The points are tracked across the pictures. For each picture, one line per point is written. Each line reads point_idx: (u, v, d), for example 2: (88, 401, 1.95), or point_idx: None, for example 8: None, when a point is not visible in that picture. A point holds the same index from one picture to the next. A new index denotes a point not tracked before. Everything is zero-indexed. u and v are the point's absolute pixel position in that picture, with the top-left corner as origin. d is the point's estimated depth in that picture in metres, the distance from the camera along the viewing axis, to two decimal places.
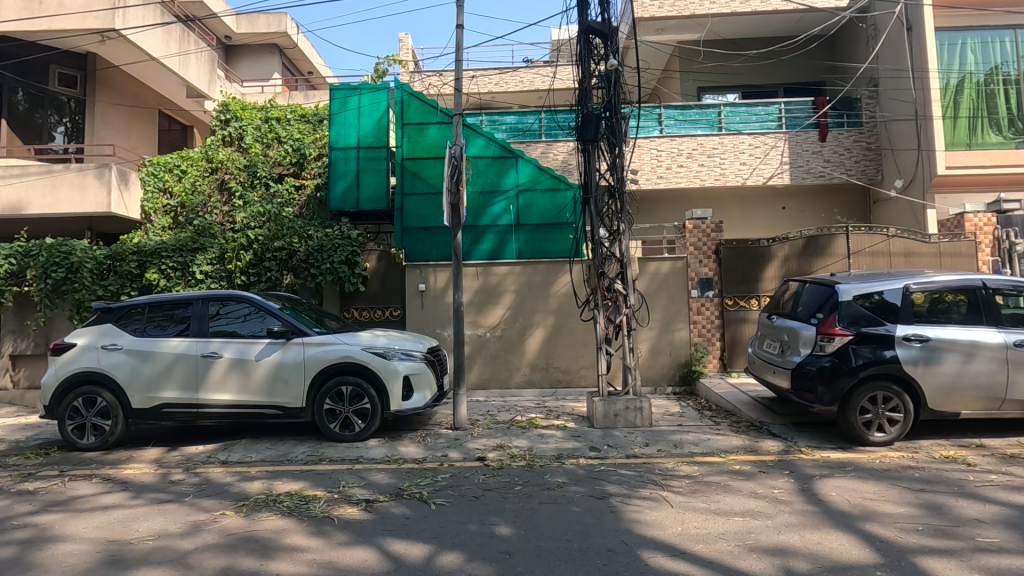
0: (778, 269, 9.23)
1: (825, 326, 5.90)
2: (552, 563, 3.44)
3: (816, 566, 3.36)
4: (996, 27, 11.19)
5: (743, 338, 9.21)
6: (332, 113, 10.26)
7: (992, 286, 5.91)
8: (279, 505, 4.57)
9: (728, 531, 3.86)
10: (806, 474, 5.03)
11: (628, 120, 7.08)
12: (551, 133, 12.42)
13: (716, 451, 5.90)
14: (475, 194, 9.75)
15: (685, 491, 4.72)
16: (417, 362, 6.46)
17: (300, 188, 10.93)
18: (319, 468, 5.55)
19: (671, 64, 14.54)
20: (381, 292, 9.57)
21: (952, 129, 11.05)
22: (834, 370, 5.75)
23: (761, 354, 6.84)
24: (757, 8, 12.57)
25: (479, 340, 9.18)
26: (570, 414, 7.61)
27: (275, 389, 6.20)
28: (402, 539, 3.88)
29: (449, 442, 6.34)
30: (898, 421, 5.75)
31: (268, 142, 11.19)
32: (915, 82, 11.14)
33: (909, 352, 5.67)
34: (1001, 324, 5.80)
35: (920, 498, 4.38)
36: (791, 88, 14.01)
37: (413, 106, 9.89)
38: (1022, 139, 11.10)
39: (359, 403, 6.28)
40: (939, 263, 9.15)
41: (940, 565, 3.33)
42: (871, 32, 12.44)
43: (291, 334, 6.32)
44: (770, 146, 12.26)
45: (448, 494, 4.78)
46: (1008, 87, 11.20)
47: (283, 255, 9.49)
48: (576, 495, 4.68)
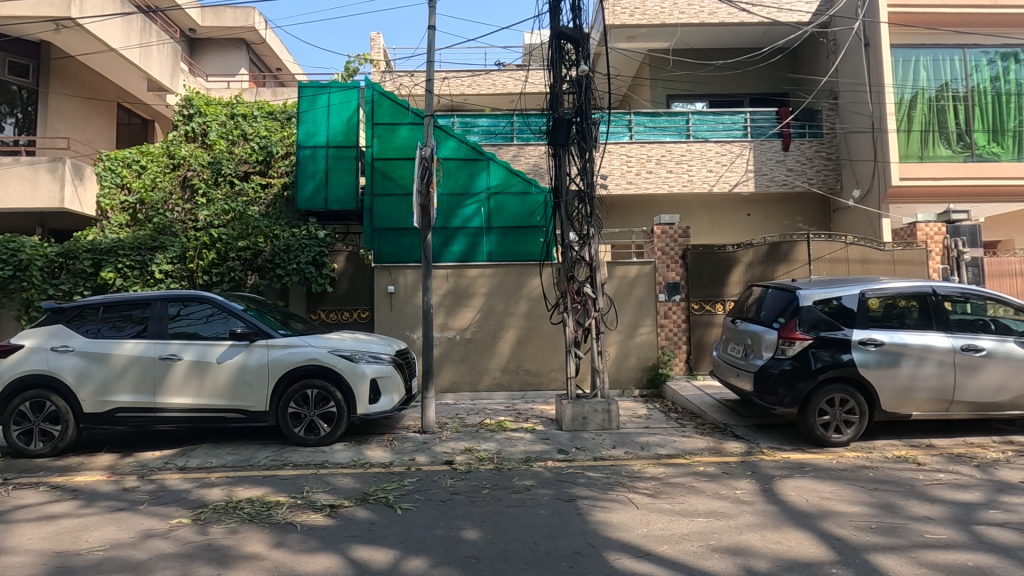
0: (742, 274, 9.47)
1: (786, 330, 6.07)
2: (518, 566, 3.44)
3: (775, 565, 3.44)
4: (947, 45, 11.71)
5: (709, 341, 9.42)
6: (300, 111, 10.08)
7: (942, 293, 6.17)
8: (240, 512, 4.44)
9: (692, 532, 3.93)
10: (768, 474, 5.17)
11: (598, 126, 7.18)
12: (522, 136, 12.50)
13: (682, 452, 6.01)
14: (446, 196, 9.71)
15: (651, 492, 4.78)
16: (385, 364, 6.38)
17: (266, 187, 10.70)
18: (282, 474, 5.43)
19: (641, 71, 14.77)
20: (349, 293, 9.43)
21: (906, 141, 11.52)
22: (794, 373, 5.92)
23: (725, 357, 7.00)
24: (724, 19, 12.91)
25: (448, 343, 9.13)
26: (538, 417, 7.61)
27: (237, 392, 6.03)
28: (367, 545, 3.81)
29: (416, 446, 6.27)
30: (854, 422, 5.96)
31: (234, 138, 10.96)
32: (872, 96, 11.60)
33: (866, 356, 5.88)
34: (950, 329, 6.06)
35: (874, 497, 4.54)
36: (757, 98, 14.41)
37: (383, 106, 9.77)
38: (969, 153, 11.67)
39: (325, 406, 6.17)
40: (893, 270, 9.52)
41: (892, 562, 3.44)
42: (832, 47, 12.89)
43: (255, 336, 6.16)
44: (735, 154, 12.57)
45: (414, 498, 4.73)
46: (957, 104, 11.73)
47: (247, 255, 9.24)
48: (543, 498, 4.70)
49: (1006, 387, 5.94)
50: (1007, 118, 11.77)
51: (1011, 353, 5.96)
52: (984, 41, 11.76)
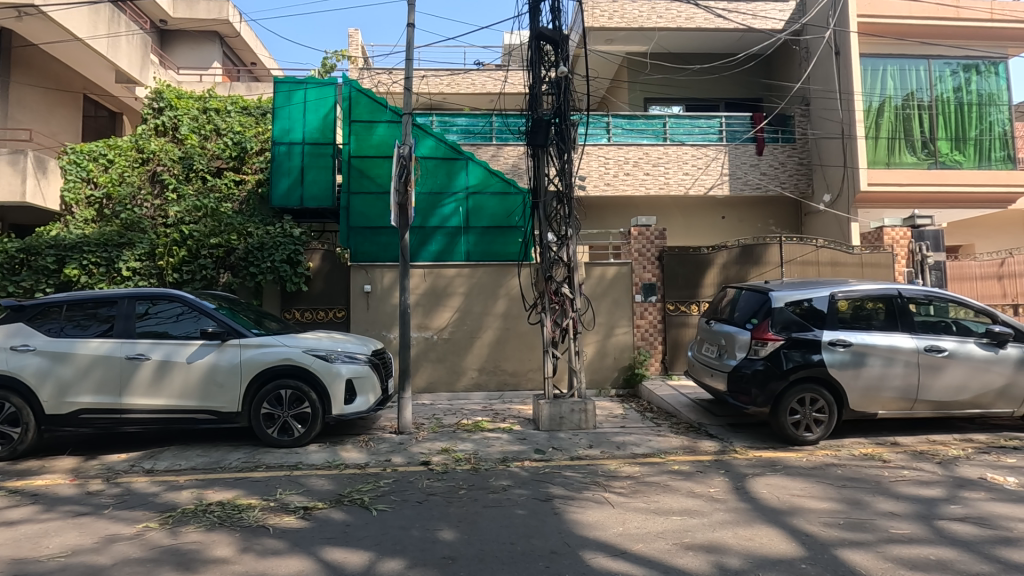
0: (716, 276, 9.62)
1: (759, 331, 6.19)
2: (494, 567, 3.43)
3: (747, 561, 3.50)
4: (914, 56, 12.08)
5: (684, 341, 9.55)
6: (276, 107, 9.92)
7: (907, 295, 6.37)
8: (209, 515, 4.34)
9: (666, 530, 3.97)
10: (740, 473, 5.26)
11: (577, 127, 7.22)
12: (501, 136, 12.50)
13: (657, 452, 6.08)
14: (423, 195, 9.66)
15: (626, 491, 4.82)
16: (361, 364, 6.31)
17: (240, 183, 10.49)
18: (254, 475, 5.32)
19: (619, 74, 14.90)
20: (324, 292, 9.26)
21: (874, 148, 11.86)
22: (767, 373, 6.03)
23: (700, 358, 7.11)
24: (701, 24, 13.13)
25: (425, 342, 9.07)
26: (516, 417, 7.62)
27: (208, 392, 5.90)
28: (341, 547, 3.76)
29: (393, 446, 6.22)
30: (824, 421, 6.11)
31: (206, 133, 10.72)
32: (842, 103, 11.92)
33: (835, 356, 6.03)
34: (914, 330, 6.25)
35: (842, 494, 4.66)
36: (732, 103, 14.68)
37: (361, 103, 9.66)
38: (933, 161, 12.08)
39: (299, 407, 6.07)
40: (861, 273, 9.80)
41: (859, 556, 3.54)
42: (805, 54, 13.19)
43: (227, 335, 6.03)
44: (711, 158, 12.78)
45: (390, 499, 4.68)
46: (923, 112, 12.10)
47: (220, 252, 9.03)
48: (520, 498, 4.70)
49: (966, 386, 6.14)
50: (969, 127, 12.19)
51: (971, 353, 6.16)
52: (948, 53, 12.16)
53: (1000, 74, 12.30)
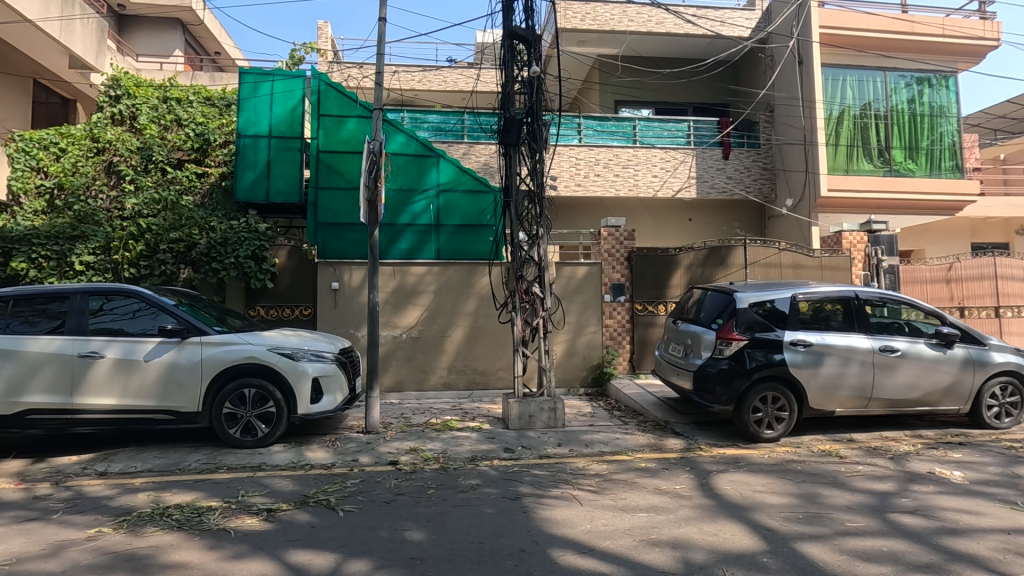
0: (683, 276, 9.81)
1: (724, 331, 6.34)
2: (463, 566, 3.42)
3: (711, 556, 3.57)
4: (872, 67, 12.55)
5: (652, 340, 9.71)
6: (241, 98, 9.65)
7: (863, 297, 6.61)
8: (167, 518, 4.19)
9: (633, 526, 4.03)
10: (705, 470, 5.37)
11: (549, 128, 7.25)
12: (473, 134, 12.48)
13: (624, 449, 6.16)
14: (394, 192, 9.54)
15: (594, 489, 4.88)
16: (328, 363, 6.20)
17: (202, 176, 10.18)
18: (215, 477, 5.16)
19: (591, 75, 15.03)
20: (290, 289, 9.01)
21: (834, 155, 12.29)
22: (731, 372, 6.18)
23: (667, 357, 7.24)
24: (671, 29, 13.35)
25: (394, 341, 8.96)
26: (485, 416, 7.62)
27: (167, 391, 5.69)
28: (306, 549, 3.68)
29: (360, 446, 6.12)
30: (784, 418, 6.30)
31: (166, 124, 10.37)
32: (804, 111, 12.32)
33: (796, 356, 6.22)
34: (870, 331, 6.50)
35: (801, 489, 4.82)
36: (700, 108, 14.99)
37: (330, 97, 9.48)
38: (888, 168, 12.55)
39: (263, 407, 5.92)
40: (821, 276, 10.14)
41: (816, 549, 3.66)
42: (769, 62, 13.55)
43: (188, 333, 5.84)
44: (679, 161, 13.03)
45: (357, 499, 4.62)
46: (879, 122, 12.56)
47: (180, 247, 8.72)
48: (488, 497, 4.70)
49: (917, 385, 6.42)
50: (921, 137, 12.71)
51: (922, 354, 6.43)
52: (903, 66, 12.65)
53: (949, 88, 12.87)
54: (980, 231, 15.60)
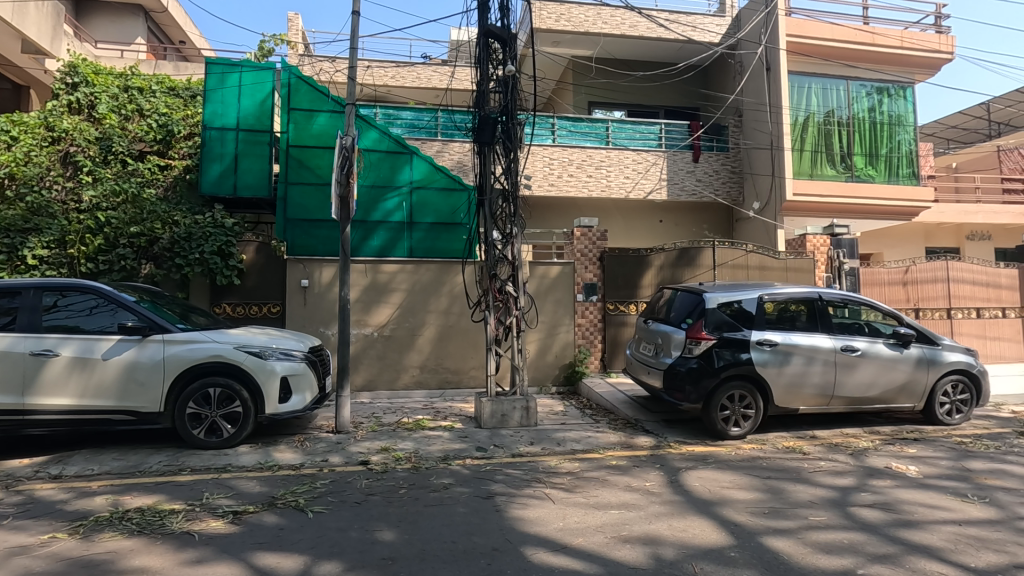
0: (654, 276, 9.96)
1: (693, 330, 6.46)
2: (436, 566, 3.40)
3: (681, 552, 3.63)
4: (835, 76, 12.96)
5: (623, 339, 9.83)
6: (207, 89, 9.38)
7: (827, 298, 6.82)
8: (127, 522, 4.05)
9: (605, 523, 4.07)
10: (674, 467, 5.46)
11: (523, 127, 7.25)
12: (447, 132, 12.42)
13: (596, 448, 6.21)
14: (366, 188, 9.42)
15: (566, 487, 4.91)
16: (297, 362, 6.08)
17: (165, 169, 9.87)
18: (178, 479, 5.00)
19: (565, 76, 15.13)
20: (258, 287, 8.79)
21: (799, 160, 12.65)
22: (700, 371, 6.30)
23: (637, 356, 7.35)
24: (644, 33, 13.52)
25: (365, 340, 8.85)
26: (457, 415, 7.59)
27: (127, 391, 5.49)
28: (274, 552, 3.60)
29: (329, 446, 6.02)
30: (750, 416, 6.46)
31: (127, 113, 10.03)
32: (771, 116, 12.66)
33: (762, 355, 6.37)
34: (832, 331, 6.71)
35: (766, 484, 4.95)
36: (671, 111, 15.26)
37: (301, 91, 9.28)
38: (850, 174, 12.99)
39: (229, 407, 5.77)
40: (786, 277, 10.43)
41: (781, 543, 3.76)
42: (739, 68, 13.86)
43: (149, 331, 5.65)
44: (650, 163, 13.20)
45: (327, 500, 4.54)
46: (841, 129, 12.97)
47: (141, 242, 8.48)
48: (461, 496, 4.68)
49: (875, 383, 6.66)
50: (880, 144, 13.18)
51: (881, 353, 6.67)
52: (864, 75, 13.10)
53: (907, 97, 13.38)
54: (934, 236, 16.26)
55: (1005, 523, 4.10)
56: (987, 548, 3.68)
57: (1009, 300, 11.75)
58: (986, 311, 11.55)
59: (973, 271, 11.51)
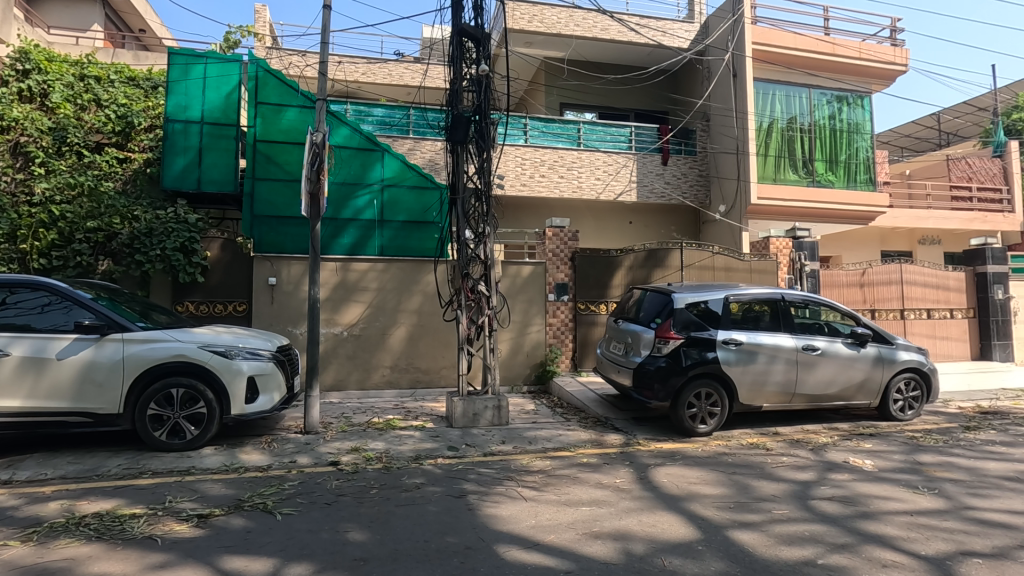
0: (624, 277, 10.11)
1: (662, 330, 6.59)
2: (408, 565, 3.39)
3: (650, 547, 3.71)
4: (798, 84, 13.39)
5: (593, 339, 9.96)
6: (170, 80, 9.10)
7: (789, 299, 7.04)
8: (85, 528, 3.90)
9: (576, 520, 4.12)
10: (643, 463, 5.57)
11: (496, 127, 7.25)
12: (419, 130, 12.35)
13: (567, 446, 6.28)
14: (336, 185, 9.29)
15: (538, 485, 4.95)
16: (264, 362, 5.95)
17: (124, 161, 9.53)
18: (138, 483, 4.84)
19: (537, 77, 15.20)
20: (222, 285, 8.57)
21: (763, 165, 13.03)
22: (668, 369, 6.44)
23: (608, 355, 7.46)
24: (615, 36, 13.71)
25: (335, 339, 8.72)
26: (429, 414, 7.56)
27: (84, 392, 5.29)
28: (242, 555, 3.53)
29: (298, 447, 5.92)
30: (716, 414, 6.62)
31: (83, 103, 9.66)
32: (737, 121, 13.00)
33: (728, 354, 6.55)
34: (794, 331, 6.94)
35: (732, 480, 5.09)
36: (641, 114, 15.52)
37: (269, 84, 9.07)
38: (812, 179, 13.41)
39: (193, 407, 5.62)
40: (750, 279, 10.74)
41: (746, 536, 3.88)
42: (707, 73, 14.18)
43: (107, 329, 5.44)
44: (620, 165, 13.39)
45: (296, 502, 4.46)
46: (804, 135, 13.39)
47: (99, 237, 8.11)
48: (433, 495, 4.66)
49: (834, 381, 6.91)
50: (839, 151, 13.66)
51: (839, 352, 6.93)
52: (825, 84, 13.57)
53: (864, 107, 13.91)
54: (889, 240, 16.96)
55: (952, 513, 4.33)
56: (937, 536, 3.87)
57: (957, 302, 12.34)
58: (935, 312, 12.11)
59: (924, 273, 12.07)
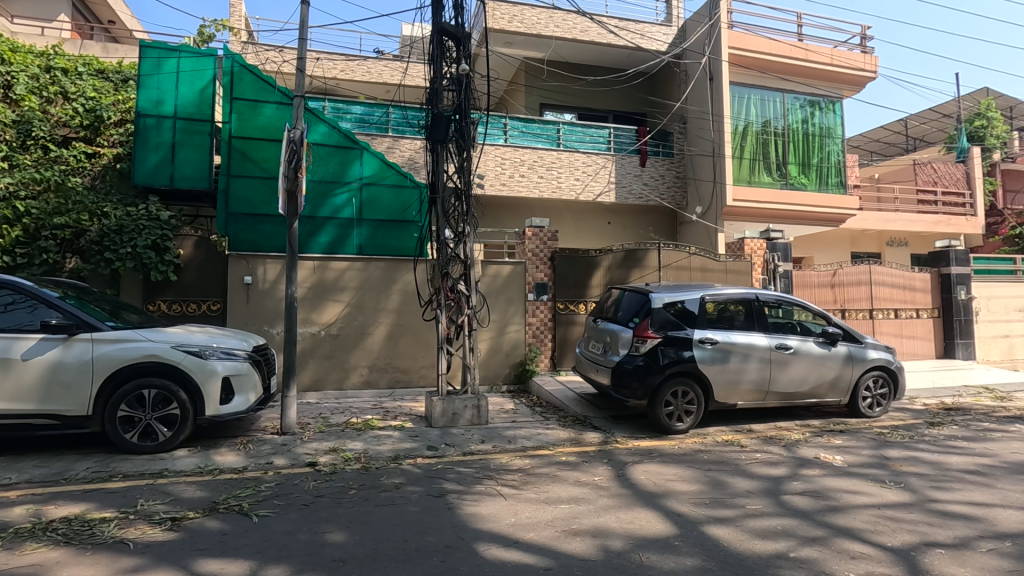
0: (602, 277, 10.20)
1: (639, 329, 6.67)
2: (387, 565, 3.38)
3: (628, 543, 3.76)
4: (773, 88, 13.67)
5: (572, 338, 10.03)
6: (142, 74, 8.88)
7: (763, 299, 7.20)
8: (52, 533, 3.79)
9: (556, 518, 4.16)
10: (621, 461, 5.64)
11: (476, 126, 7.25)
12: (398, 128, 12.27)
13: (546, 444, 6.32)
14: (314, 183, 9.18)
15: (517, 483, 4.97)
16: (240, 362, 5.86)
17: (93, 157, 9.30)
18: (108, 486, 4.73)
19: (517, 77, 15.24)
20: (196, 283, 8.40)
21: (738, 167, 13.26)
22: (646, 368, 6.53)
23: (586, 354, 7.52)
24: (595, 38, 13.83)
25: (313, 339, 8.62)
26: (408, 414, 7.52)
27: (51, 393, 5.14)
28: (217, 558, 3.47)
29: (275, 448, 5.84)
30: (692, 412, 6.73)
31: (49, 96, 9.38)
32: (714, 124, 13.21)
33: (704, 353, 6.66)
34: (767, 330, 7.09)
35: (707, 476, 5.19)
36: (620, 116, 15.68)
37: (245, 80, 8.93)
38: (785, 181, 13.71)
39: (165, 409, 5.50)
40: (726, 279, 10.93)
41: (721, 531, 3.96)
42: (684, 76, 14.38)
43: (76, 329, 5.30)
44: (600, 166, 13.50)
45: (273, 503, 4.41)
46: (778, 138, 13.67)
47: (66, 234, 7.96)
48: (413, 495, 4.65)
49: (806, 379, 7.09)
50: (812, 154, 13.99)
51: (811, 351, 7.11)
52: (798, 89, 13.88)
53: (836, 111, 14.27)
54: (858, 242, 17.41)
55: (917, 505, 4.48)
56: (903, 528, 4.01)
57: (922, 302, 12.74)
58: (902, 312, 12.49)
59: (892, 274, 12.44)
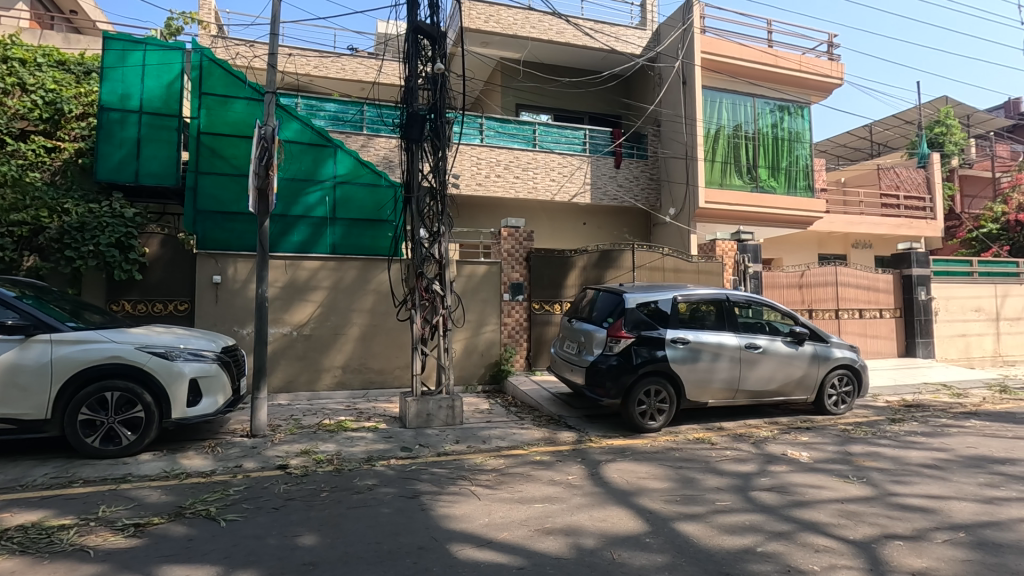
0: (577, 277, 10.28)
1: (613, 329, 6.74)
2: (359, 568, 3.35)
3: (600, 540, 3.80)
4: (743, 93, 13.96)
5: (547, 338, 10.08)
6: (104, 66, 8.59)
7: (733, 299, 7.35)
8: (7, 542, 3.65)
9: (529, 517, 4.18)
10: (595, 460, 5.69)
11: (452, 126, 7.23)
12: (373, 127, 12.14)
13: (520, 444, 6.34)
14: (286, 181, 9.04)
15: (491, 483, 4.97)
16: (208, 363, 5.72)
17: (53, 151, 9.05)
18: (68, 492, 4.57)
19: (493, 77, 15.23)
20: (162, 283, 8.14)
21: (710, 170, 13.48)
22: (619, 368, 6.60)
23: (561, 353, 7.57)
24: (570, 40, 13.93)
25: (284, 339, 8.48)
26: (381, 415, 7.45)
27: (6, 397, 4.95)
28: (183, 564, 3.39)
29: (244, 451, 5.73)
30: (665, 410, 6.84)
31: (6, 86, 8.85)
32: (687, 128, 13.43)
33: (676, 352, 6.77)
34: (737, 330, 7.24)
35: (679, 474, 5.27)
36: (595, 118, 15.82)
37: (214, 75, 8.73)
38: (755, 184, 14.01)
39: (129, 412, 5.34)
40: (698, 280, 11.12)
41: (691, 527, 4.02)
42: (658, 80, 14.58)
43: (34, 330, 5.13)
44: (575, 167, 13.59)
45: (242, 507, 4.32)
46: (749, 142, 13.95)
47: (23, 231, 7.74)
48: (386, 497, 4.61)
49: (774, 377, 7.26)
50: (781, 158, 14.33)
51: (779, 350, 7.28)
52: (768, 94, 14.20)
53: (804, 117, 14.64)
54: (825, 244, 17.89)
55: (878, 499, 4.63)
56: (864, 522, 4.14)
57: (885, 302, 13.16)
58: (866, 312, 12.89)
59: (856, 276, 12.81)
